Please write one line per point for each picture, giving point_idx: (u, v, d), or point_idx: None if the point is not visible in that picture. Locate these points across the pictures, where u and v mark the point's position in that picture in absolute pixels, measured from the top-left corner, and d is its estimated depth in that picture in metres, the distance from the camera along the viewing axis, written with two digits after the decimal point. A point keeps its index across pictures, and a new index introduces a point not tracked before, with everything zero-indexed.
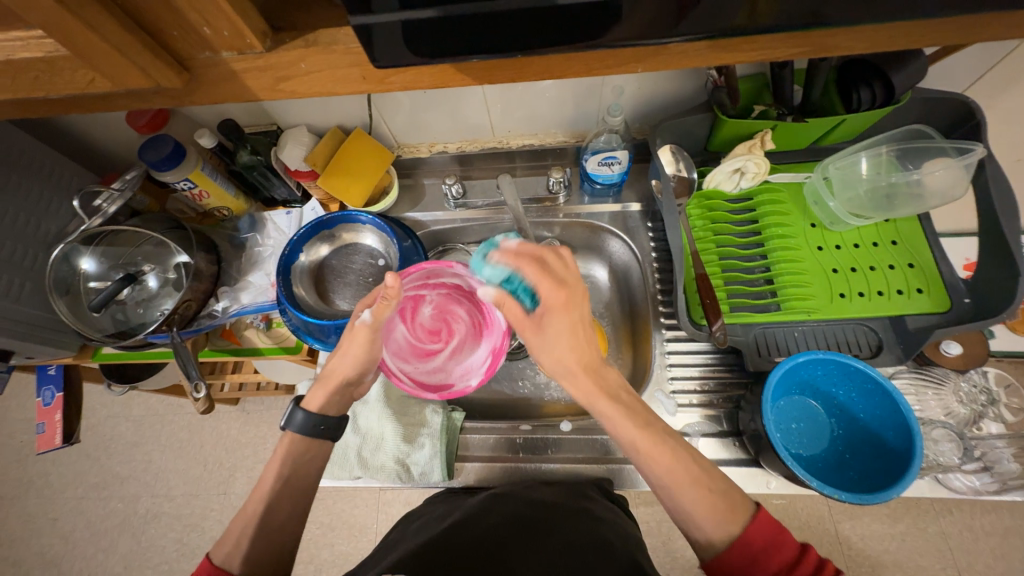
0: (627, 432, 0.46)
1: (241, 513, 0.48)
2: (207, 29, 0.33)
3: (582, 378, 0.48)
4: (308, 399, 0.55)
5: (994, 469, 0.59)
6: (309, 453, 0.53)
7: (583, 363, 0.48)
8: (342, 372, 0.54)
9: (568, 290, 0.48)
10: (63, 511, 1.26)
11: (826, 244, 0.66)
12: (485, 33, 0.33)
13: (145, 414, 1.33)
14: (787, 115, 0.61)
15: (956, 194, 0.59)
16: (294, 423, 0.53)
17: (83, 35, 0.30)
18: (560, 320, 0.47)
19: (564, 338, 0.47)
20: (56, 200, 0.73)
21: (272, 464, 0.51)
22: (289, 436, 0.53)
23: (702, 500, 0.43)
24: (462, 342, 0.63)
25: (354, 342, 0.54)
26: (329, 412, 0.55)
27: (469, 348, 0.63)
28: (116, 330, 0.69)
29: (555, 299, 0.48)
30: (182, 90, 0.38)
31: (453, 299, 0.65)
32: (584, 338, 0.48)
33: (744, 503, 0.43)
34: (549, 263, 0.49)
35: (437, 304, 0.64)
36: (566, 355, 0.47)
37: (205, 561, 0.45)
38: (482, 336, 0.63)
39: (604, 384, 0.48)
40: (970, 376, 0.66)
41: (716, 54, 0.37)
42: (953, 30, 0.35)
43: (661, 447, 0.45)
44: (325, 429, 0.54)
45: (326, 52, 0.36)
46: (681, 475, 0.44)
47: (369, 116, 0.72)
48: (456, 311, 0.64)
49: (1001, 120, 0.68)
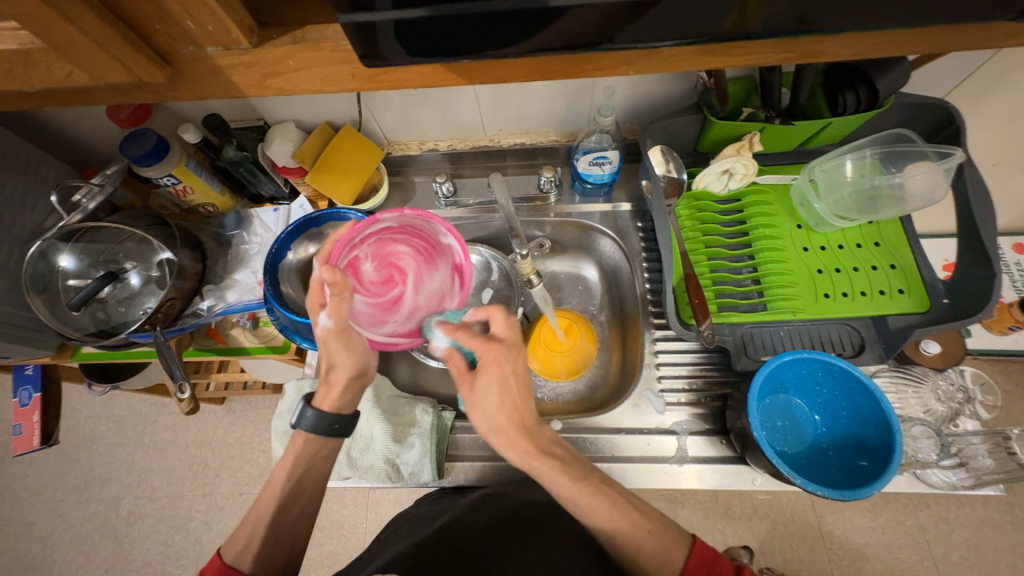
0: (563, 486, 0.45)
1: (253, 512, 0.50)
2: (191, 24, 0.32)
3: (513, 439, 0.46)
4: (318, 397, 0.53)
5: (970, 465, 0.61)
6: (325, 450, 0.53)
7: (517, 427, 0.46)
8: (342, 376, 0.52)
9: (510, 349, 0.47)
10: (41, 514, 1.23)
11: (811, 245, 0.67)
12: (476, 33, 0.32)
13: (127, 414, 1.30)
14: (775, 118, 0.62)
15: (936, 197, 0.60)
16: (305, 421, 0.51)
17: (61, 28, 0.29)
18: (494, 386, 0.46)
19: (496, 410, 0.46)
20: (32, 195, 0.71)
21: (284, 462, 0.51)
22: (302, 434, 0.51)
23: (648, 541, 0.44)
24: (420, 273, 0.56)
25: (334, 349, 0.51)
26: (345, 411, 0.53)
27: (430, 275, 0.57)
28: (97, 329, 0.67)
29: (496, 362, 0.46)
30: (165, 85, 0.37)
31: (387, 236, 0.58)
32: (520, 402, 0.46)
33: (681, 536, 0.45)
34: (499, 323, 0.48)
35: (375, 253, 0.56)
36: (499, 417, 0.46)
37: (216, 557, 0.46)
38: (432, 258, 0.58)
39: (536, 446, 0.46)
40: (947, 374, 0.68)
41: (706, 57, 0.37)
42: (935, 39, 0.35)
43: (601, 499, 0.45)
44: (340, 428, 0.52)
45: (313, 49, 0.35)
46: (620, 519, 0.45)
47: (358, 113, 0.71)
48: (394, 248, 0.57)
49: (980, 125, 0.70)
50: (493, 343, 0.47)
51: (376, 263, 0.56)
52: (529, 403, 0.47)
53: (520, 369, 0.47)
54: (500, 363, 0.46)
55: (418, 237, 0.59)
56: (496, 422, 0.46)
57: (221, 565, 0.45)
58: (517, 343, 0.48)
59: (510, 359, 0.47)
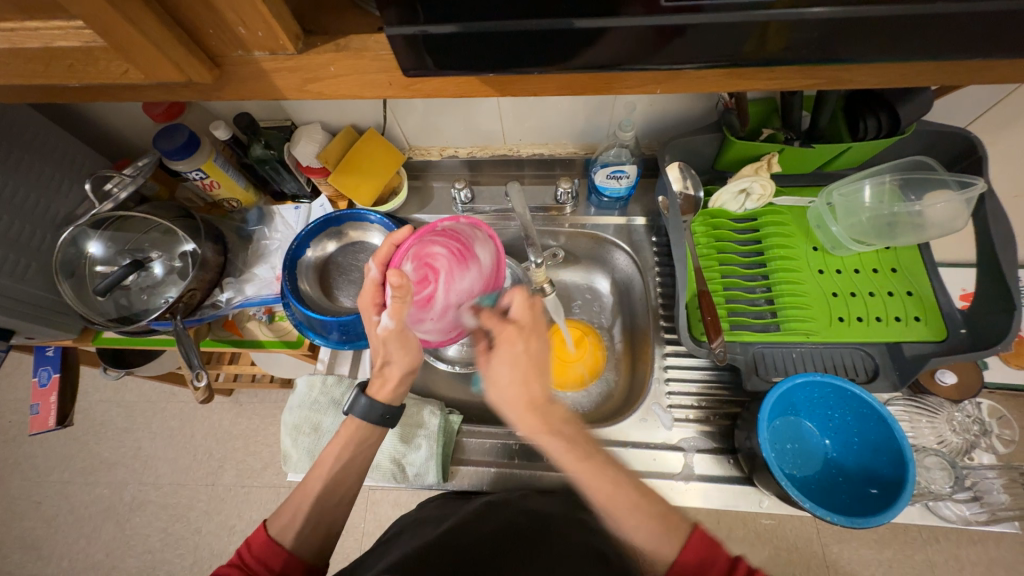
0: (568, 464, 0.46)
1: (298, 491, 0.52)
2: (242, 30, 0.34)
3: (524, 406, 0.48)
4: (371, 387, 0.57)
5: (984, 499, 0.59)
6: (370, 438, 0.56)
7: (528, 399, 0.48)
8: (396, 372, 0.57)
9: (525, 329, 0.51)
10: (47, 494, 1.25)
11: (827, 268, 0.67)
12: (511, 51, 0.34)
13: (137, 401, 1.32)
14: (794, 140, 0.63)
15: (957, 226, 0.60)
16: (357, 408, 0.55)
17: (124, 30, 0.31)
18: (508, 358, 0.49)
19: (508, 380, 0.49)
20: (67, 183, 0.73)
21: (332, 446, 0.54)
22: (353, 421, 0.55)
23: (642, 525, 0.44)
24: (452, 273, 0.52)
25: (392, 347, 0.56)
26: (394, 402, 0.58)
27: (463, 274, 0.52)
28: (118, 315, 0.69)
29: (515, 339, 0.50)
30: (211, 85, 0.38)
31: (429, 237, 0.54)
32: (533, 378, 0.49)
33: (681, 523, 0.44)
34: (516, 301, 0.52)
35: (415, 253, 0.54)
36: (516, 388, 0.49)
37: (261, 529, 0.49)
38: (468, 258, 0.53)
39: (546, 424, 0.48)
40: (965, 406, 0.67)
41: (731, 80, 0.38)
42: (959, 72, 0.36)
43: (604, 477, 0.46)
44: (390, 419, 0.56)
45: (355, 57, 0.36)
46: (623, 502, 0.45)
47: (383, 117, 0.73)
48: (434, 249, 0.53)
49: (1003, 157, 0.70)
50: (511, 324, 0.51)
51: (415, 264, 0.53)
52: (545, 381, 0.50)
53: (536, 349, 0.50)
54: (513, 339, 0.50)
55: (454, 237, 0.54)
56: (506, 389, 0.49)
57: (267, 537, 0.48)
58: (535, 326, 0.52)
59: (528, 340, 0.50)
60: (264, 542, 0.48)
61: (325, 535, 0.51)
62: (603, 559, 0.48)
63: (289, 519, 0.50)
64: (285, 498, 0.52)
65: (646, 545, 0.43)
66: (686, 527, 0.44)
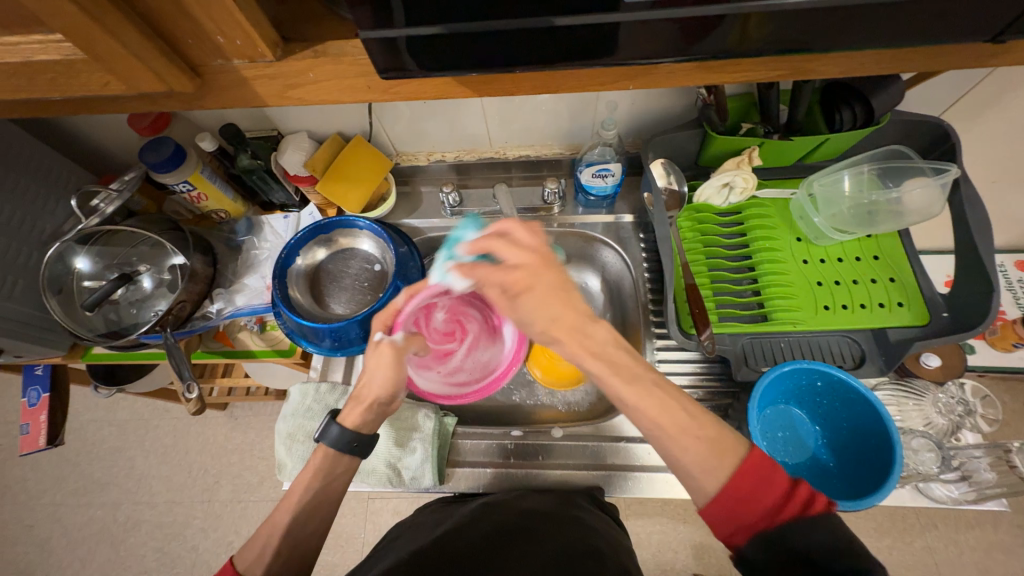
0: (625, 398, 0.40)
1: (267, 524, 0.51)
2: (220, 39, 0.34)
3: (563, 338, 0.42)
4: (344, 413, 0.55)
5: (971, 478, 0.60)
6: (342, 467, 0.54)
7: (569, 326, 0.42)
8: (372, 393, 0.54)
9: (530, 267, 0.42)
10: (39, 518, 1.23)
11: (811, 258, 0.68)
12: (485, 51, 0.34)
13: (130, 418, 1.31)
14: (773, 133, 0.64)
15: (934, 212, 0.62)
16: (328, 437, 0.53)
17: (103, 40, 0.31)
18: (537, 294, 0.42)
19: (543, 317, 0.42)
20: (53, 199, 0.73)
21: (302, 475, 0.52)
22: (322, 449, 0.53)
23: (692, 448, 0.39)
24: (474, 341, 0.69)
25: (379, 364, 0.54)
26: (364, 430, 0.55)
27: (483, 345, 0.69)
28: (108, 330, 0.69)
29: (522, 275, 0.42)
30: (192, 94, 0.39)
31: (462, 307, 0.70)
32: (563, 298, 0.42)
33: (735, 444, 0.39)
34: (500, 250, 0.44)
35: (449, 308, 0.69)
36: (551, 330, 0.42)
37: (228, 564, 0.48)
38: (492, 331, 0.70)
39: (592, 346, 0.42)
40: (948, 387, 0.68)
41: (702, 74, 0.39)
42: (922, 58, 0.37)
43: (677, 416, 0.39)
44: (357, 446, 0.53)
45: (334, 62, 0.37)
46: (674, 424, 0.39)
47: (370, 124, 0.74)
48: (463, 316, 0.70)
49: (977, 143, 0.72)
50: (514, 263, 0.43)
51: (446, 317, 0.68)
52: (574, 303, 0.42)
53: (550, 273, 0.43)
54: (528, 277, 0.42)
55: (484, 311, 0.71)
56: (548, 332, 0.42)
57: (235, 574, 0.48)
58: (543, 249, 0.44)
59: (538, 267, 0.43)
60: None
61: (310, 543, 0.51)
62: (600, 553, 0.48)
63: (260, 551, 0.49)
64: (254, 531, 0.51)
65: (695, 468, 0.38)
66: (740, 446, 0.39)
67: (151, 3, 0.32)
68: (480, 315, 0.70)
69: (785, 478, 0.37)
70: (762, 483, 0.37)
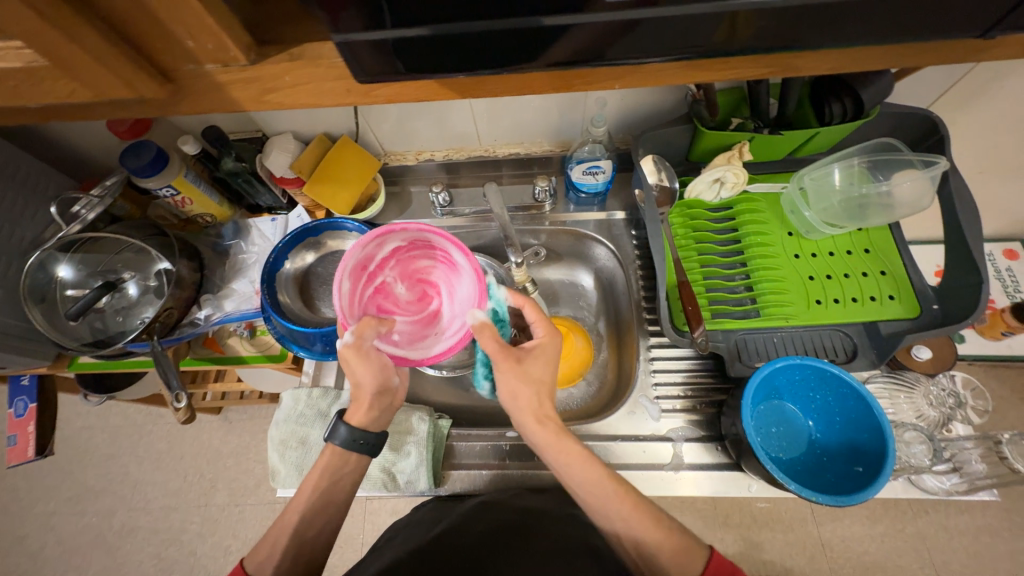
0: (582, 475, 0.47)
1: (277, 523, 0.51)
2: (191, 43, 0.33)
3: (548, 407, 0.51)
4: (350, 413, 0.55)
5: (963, 469, 0.61)
6: (347, 467, 0.54)
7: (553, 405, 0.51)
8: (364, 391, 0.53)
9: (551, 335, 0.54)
10: (33, 527, 1.22)
11: (803, 252, 0.68)
12: (466, 53, 0.34)
13: (122, 425, 1.29)
14: (763, 128, 0.63)
15: (923, 205, 0.62)
16: (338, 437, 0.53)
17: (67, 48, 0.30)
18: (545, 360, 0.53)
19: (539, 381, 0.52)
20: (33, 207, 0.71)
21: (309, 476, 0.52)
22: (331, 448, 0.53)
23: (654, 535, 0.45)
24: (449, 285, 0.60)
25: (355, 366, 0.52)
26: (371, 428, 0.55)
27: (457, 282, 0.59)
28: (94, 339, 0.68)
29: (539, 343, 0.53)
30: (166, 101, 0.38)
31: (410, 254, 0.61)
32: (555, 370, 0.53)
33: (699, 546, 0.45)
34: (532, 314, 0.55)
35: (400, 274, 0.61)
36: (544, 392, 0.51)
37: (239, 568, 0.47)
38: (454, 264, 0.60)
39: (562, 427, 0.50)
40: (939, 380, 0.69)
41: (688, 73, 0.38)
42: (910, 54, 0.36)
43: (640, 508, 0.46)
44: (365, 444, 0.54)
45: (311, 66, 0.36)
46: (643, 515, 0.46)
47: (356, 124, 0.73)
48: (418, 264, 0.62)
49: (965, 135, 0.72)
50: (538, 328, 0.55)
51: (406, 284, 0.61)
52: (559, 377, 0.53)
53: (553, 348, 0.54)
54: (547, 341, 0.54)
55: (433, 251, 0.61)
56: (538, 397, 0.51)
57: None
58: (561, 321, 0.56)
59: (551, 335, 0.54)
60: None
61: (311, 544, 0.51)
62: (597, 553, 0.48)
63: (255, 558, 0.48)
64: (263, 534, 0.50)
65: (651, 552, 0.44)
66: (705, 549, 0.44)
67: (115, 6, 0.30)
68: (432, 258, 0.61)
69: None
70: None
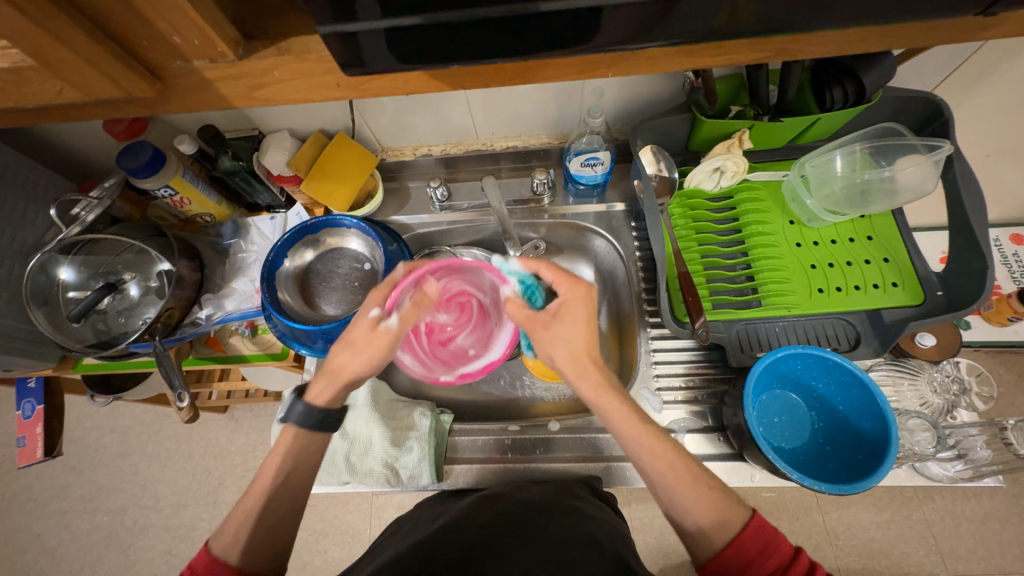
0: (626, 425, 0.48)
1: (240, 506, 0.50)
2: (177, 39, 0.33)
3: (587, 362, 0.51)
4: (312, 392, 0.55)
5: (968, 456, 0.61)
6: (314, 445, 0.54)
7: (591, 359, 0.52)
8: (348, 368, 0.54)
9: (576, 291, 0.53)
10: (46, 526, 1.23)
11: (804, 240, 0.67)
12: (454, 42, 0.33)
13: (131, 424, 1.31)
14: (763, 116, 0.63)
15: (927, 189, 0.61)
16: (294, 415, 0.54)
17: (51, 45, 0.30)
18: (572, 318, 0.52)
19: (572, 339, 0.52)
20: (32, 209, 0.71)
21: (273, 458, 0.52)
22: (291, 430, 0.53)
23: (696, 498, 0.45)
24: (472, 286, 0.67)
25: (366, 347, 0.54)
26: (332, 405, 0.55)
27: (475, 278, 0.67)
28: (97, 340, 0.68)
29: (562, 301, 0.53)
30: (155, 99, 0.38)
31: (426, 283, 0.65)
32: (589, 329, 0.52)
33: (738, 509, 0.45)
34: (549, 274, 0.56)
35: (432, 306, 0.65)
36: (580, 349, 0.52)
37: (205, 550, 0.47)
38: (463, 269, 0.67)
39: (606, 381, 0.51)
40: (943, 366, 0.67)
41: (682, 58, 0.37)
42: (909, 34, 0.36)
43: (678, 463, 0.47)
44: (328, 420, 0.54)
45: (299, 60, 0.36)
46: (682, 471, 0.46)
47: (352, 120, 0.72)
48: (437, 287, 0.66)
49: (970, 118, 0.70)
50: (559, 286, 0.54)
51: (443, 310, 0.66)
52: (596, 330, 0.53)
53: (583, 307, 0.53)
54: (573, 300, 0.53)
55: (441, 272, 0.65)
56: (578, 355, 0.52)
57: (211, 557, 0.47)
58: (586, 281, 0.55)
59: (573, 291, 0.53)
60: (208, 564, 0.46)
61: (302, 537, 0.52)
62: (598, 543, 0.48)
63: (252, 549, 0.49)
64: (228, 515, 0.50)
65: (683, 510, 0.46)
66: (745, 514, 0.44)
67: (101, 5, 0.30)
68: (444, 279, 0.66)
69: (787, 549, 0.43)
70: (764, 549, 0.42)
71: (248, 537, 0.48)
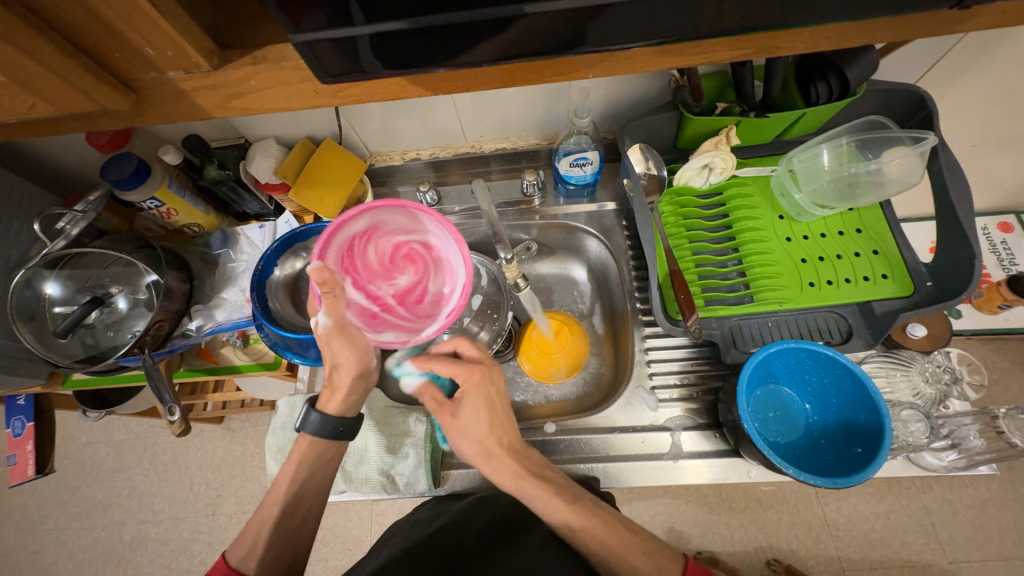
0: (559, 510, 0.47)
1: (258, 516, 0.51)
2: (150, 50, 0.33)
3: (499, 452, 0.50)
4: (323, 401, 0.55)
5: (961, 445, 0.62)
6: (327, 453, 0.54)
7: (503, 447, 0.50)
8: (347, 376, 0.54)
9: (485, 368, 0.53)
10: (44, 543, 1.22)
11: (794, 235, 0.68)
12: (431, 48, 0.33)
13: (126, 438, 1.29)
14: (749, 112, 0.63)
15: (912, 181, 0.61)
16: (309, 424, 0.53)
17: (19, 61, 0.29)
18: (474, 405, 0.51)
19: (476, 429, 0.51)
20: (16, 225, 0.70)
21: (287, 467, 0.53)
22: (306, 438, 0.53)
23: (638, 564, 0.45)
24: (398, 233, 0.57)
25: (338, 348, 0.53)
26: (349, 412, 0.55)
27: (391, 224, 0.57)
28: (86, 355, 0.67)
29: (464, 386, 0.52)
30: (130, 111, 0.37)
31: (355, 258, 0.55)
32: (496, 413, 0.51)
33: (672, 559, 0.46)
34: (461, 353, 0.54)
35: (379, 271, 0.56)
36: (486, 439, 0.50)
37: (220, 560, 0.47)
38: (374, 226, 0.57)
39: (524, 467, 0.49)
40: (934, 356, 0.69)
41: (661, 58, 0.37)
42: (884, 29, 0.36)
43: (608, 530, 0.47)
44: (345, 430, 0.54)
45: (275, 69, 0.35)
46: (616, 544, 0.46)
47: (338, 125, 0.72)
48: (370, 256, 0.56)
49: (954, 109, 0.71)
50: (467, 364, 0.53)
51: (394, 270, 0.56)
52: (501, 412, 0.52)
53: (486, 388, 0.52)
54: (478, 379, 0.52)
55: (358, 237, 0.56)
56: (486, 440, 0.50)
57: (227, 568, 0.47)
58: (491, 361, 0.55)
59: (476, 374, 0.52)
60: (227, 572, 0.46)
61: (292, 545, 0.51)
62: None
63: (240, 555, 0.48)
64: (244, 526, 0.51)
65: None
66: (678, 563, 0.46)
67: (67, 18, 0.30)
68: (369, 244, 0.56)
69: None
70: None
71: (260, 547, 0.48)
